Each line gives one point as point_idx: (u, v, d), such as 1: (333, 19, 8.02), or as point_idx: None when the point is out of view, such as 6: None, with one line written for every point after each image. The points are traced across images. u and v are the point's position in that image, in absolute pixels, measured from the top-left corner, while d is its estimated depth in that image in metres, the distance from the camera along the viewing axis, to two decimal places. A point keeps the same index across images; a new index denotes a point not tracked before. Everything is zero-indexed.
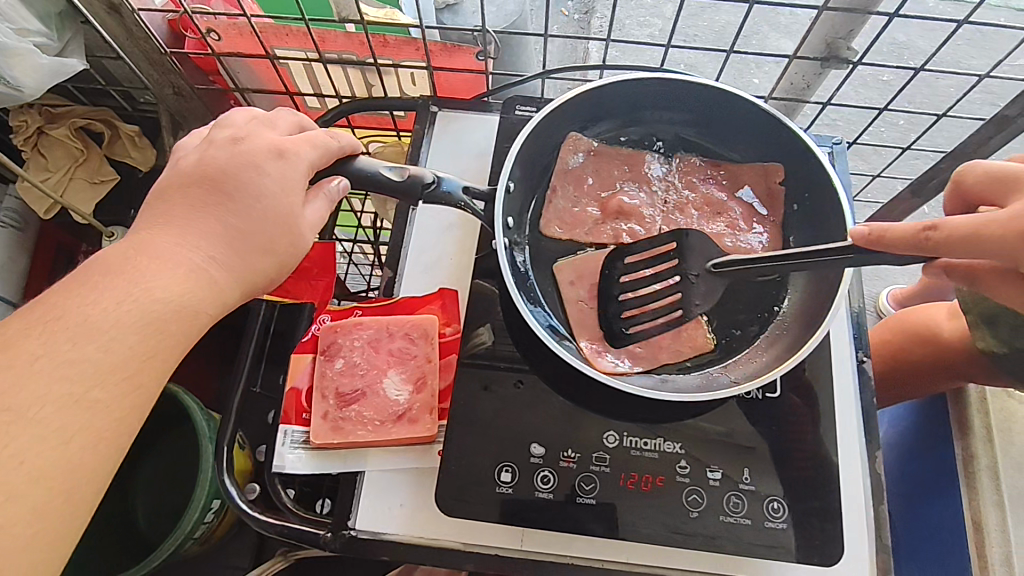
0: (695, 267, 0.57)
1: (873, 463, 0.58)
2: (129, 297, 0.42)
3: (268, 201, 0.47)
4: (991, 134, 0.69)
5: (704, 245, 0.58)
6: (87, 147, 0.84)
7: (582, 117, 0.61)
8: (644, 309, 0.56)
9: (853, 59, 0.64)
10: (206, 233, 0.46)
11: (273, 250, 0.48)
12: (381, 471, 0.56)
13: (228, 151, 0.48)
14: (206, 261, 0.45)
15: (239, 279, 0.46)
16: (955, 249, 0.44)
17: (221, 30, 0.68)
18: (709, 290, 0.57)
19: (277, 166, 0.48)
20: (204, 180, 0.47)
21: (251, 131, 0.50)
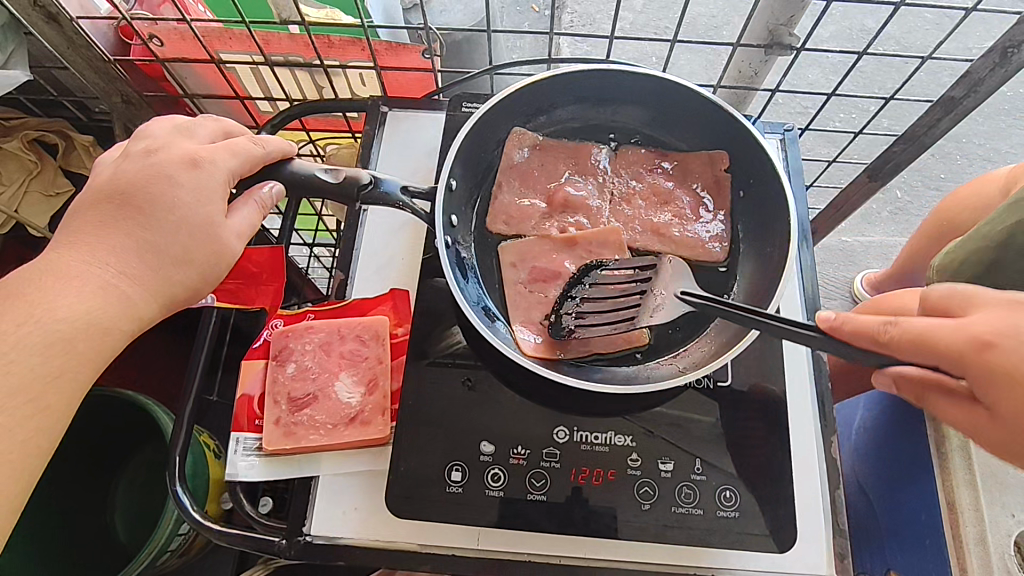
0: (661, 291, 0.58)
1: (828, 448, 0.57)
2: (31, 317, 0.43)
3: (181, 211, 0.48)
4: (941, 115, 0.70)
5: (675, 272, 0.59)
6: (41, 159, 0.82)
7: (525, 111, 0.64)
8: (596, 319, 0.56)
9: (795, 45, 0.66)
10: (118, 246, 0.46)
11: (193, 260, 0.48)
12: (334, 476, 0.56)
13: (139, 163, 0.49)
14: (116, 277, 0.46)
15: (155, 292, 0.47)
16: (906, 350, 0.45)
17: (163, 36, 0.68)
18: (667, 308, 0.58)
19: (190, 175, 0.49)
20: (113, 195, 0.48)
21: (167, 141, 0.50)
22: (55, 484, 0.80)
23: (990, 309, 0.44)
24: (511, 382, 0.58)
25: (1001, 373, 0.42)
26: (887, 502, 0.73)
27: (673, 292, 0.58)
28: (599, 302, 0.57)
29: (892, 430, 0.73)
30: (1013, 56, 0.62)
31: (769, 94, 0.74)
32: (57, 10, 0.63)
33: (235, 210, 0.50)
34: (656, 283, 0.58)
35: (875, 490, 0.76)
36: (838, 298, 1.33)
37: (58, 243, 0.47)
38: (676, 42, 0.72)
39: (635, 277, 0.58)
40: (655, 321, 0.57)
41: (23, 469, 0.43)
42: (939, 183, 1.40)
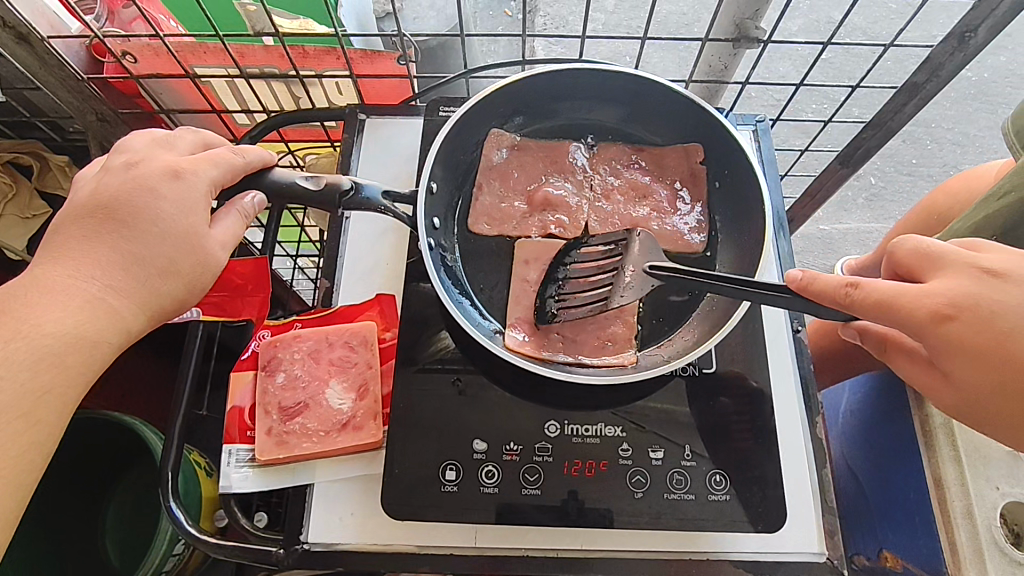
0: (631, 267, 0.58)
1: (814, 429, 0.59)
2: (19, 334, 0.43)
3: (166, 223, 0.48)
4: (906, 100, 0.72)
5: (647, 245, 0.58)
6: (16, 180, 0.81)
7: (502, 112, 0.65)
8: (573, 295, 0.58)
9: (763, 38, 0.68)
10: (102, 260, 0.46)
11: (179, 272, 0.48)
12: (329, 482, 0.56)
13: (120, 176, 0.49)
14: (102, 290, 0.46)
15: (142, 305, 0.47)
16: (869, 312, 0.47)
17: (136, 52, 0.68)
18: (637, 283, 0.57)
19: (173, 188, 0.49)
20: (95, 210, 0.47)
21: (147, 155, 0.50)
22: (44, 513, 0.79)
23: (950, 273, 0.47)
24: (500, 379, 0.59)
25: (954, 343, 0.46)
26: (876, 483, 0.75)
27: (641, 267, 0.57)
28: (574, 281, 0.58)
29: (880, 412, 0.75)
30: (970, 41, 0.64)
31: (741, 87, 0.75)
32: (27, 29, 0.63)
33: (218, 221, 0.51)
34: (629, 257, 0.58)
35: (864, 472, 0.77)
36: None
37: (42, 259, 0.47)
38: (646, 40, 0.74)
39: (606, 255, 0.59)
40: (628, 298, 0.57)
41: (17, 487, 0.42)
42: (912, 168, 1.43)
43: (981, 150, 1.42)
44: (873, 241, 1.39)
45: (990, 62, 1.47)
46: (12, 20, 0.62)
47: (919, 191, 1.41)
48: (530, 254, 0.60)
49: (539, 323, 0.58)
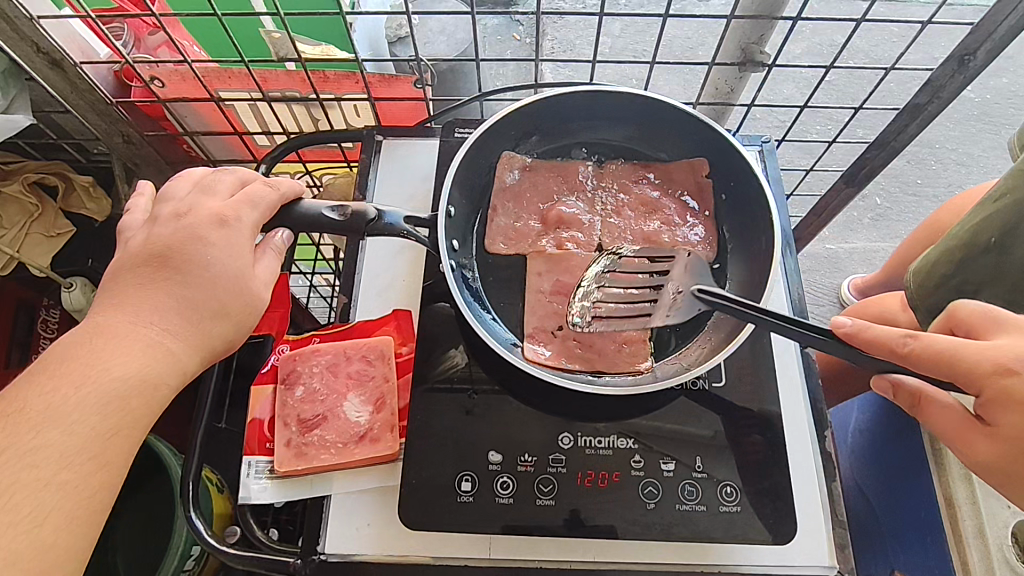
0: (674, 284, 0.59)
1: (823, 443, 0.59)
2: (88, 380, 0.44)
3: (218, 269, 0.50)
4: (908, 121, 0.74)
5: (692, 266, 0.60)
6: (42, 202, 0.83)
7: (513, 136, 0.66)
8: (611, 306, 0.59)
9: (767, 62, 0.70)
10: (160, 304, 0.48)
11: (228, 312, 0.50)
12: (345, 493, 0.57)
13: (171, 226, 0.51)
14: (160, 333, 0.48)
15: (194, 343, 0.49)
16: (927, 364, 0.47)
17: (164, 77, 0.71)
18: (684, 307, 0.58)
19: (220, 233, 0.51)
20: (150, 259, 0.50)
21: (192, 204, 0.52)
22: None
23: (1017, 333, 0.47)
24: (517, 392, 0.60)
25: (1010, 399, 0.45)
26: (885, 504, 0.76)
27: (686, 287, 0.59)
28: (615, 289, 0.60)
29: (887, 431, 0.77)
30: (969, 63, 0.66)
31: (747, 109, 0.78)
32: (61, 55, 0.66)
33: (258, 260, 0.53)
34: (671, 275, 0.60)
35: (873, 490, 0.79)
36: (826, 303, 1.37)
37: (98, 307, 0.48)
38: (656, 64, 0.76)
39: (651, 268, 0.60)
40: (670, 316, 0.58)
41: (77, 519, 0.42)
42: (917, 188, 1.45)
43: (984, 170, 1.44)
44: (879, 260, 1.40)
45: (991, 83, 1.51)
46: (48, 47, 0.65)
47: (923, 210, 1.43)
48: (547, 273, 0.62)
49: (559, 334, 0.59)
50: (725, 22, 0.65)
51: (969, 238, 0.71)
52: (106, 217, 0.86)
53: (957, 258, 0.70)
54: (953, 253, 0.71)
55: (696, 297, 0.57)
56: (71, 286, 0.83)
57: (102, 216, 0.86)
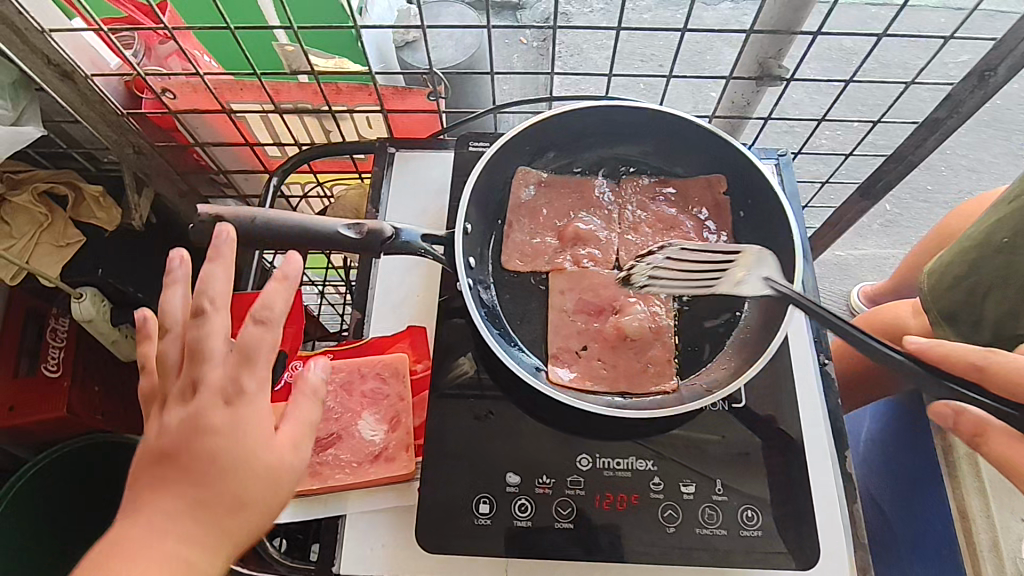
0: (742, 272, 0.59)
1: (843, 464, 0.59)
2: None
3: (232, 458, 0.42)
4: (927, 135, 0.73)
5: (761, 258, 0.59)
6: (51, 210, 0.82)
7: (529, 151, 0.66)
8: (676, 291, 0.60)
9: (785, 77, 0.69)
10: (172, 510, 0.41)
11: (249, 503, 0.42)
12: (360, 514, 0.57)
13: (181, 415, 0.44)
14: (174, 535, 0.41)
15: (214, 543, 0.41)
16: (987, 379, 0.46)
17: (175, 89, 0.70)
18: (749, 290, 0.58)
19: (227, 414, 0.43)
20: (160, 473, 0.42)
21: (196, 346, 0.45)
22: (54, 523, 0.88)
23: None
24: (534, 412, 0.59)
25: None
26: (899, 516, 0.77)
27: (754, 276, 0.58)
28: (682, 274, 0.61)
29: (901, 443, 0.77)
30: (990, 79, 0.66)
31: (763, 122, 0.77)
32: (72, 68, 0.66)
33: (288, 414, 0.45)
34: (739, 264, 0.59)
35: (888, 503, 0.80)
36: (836, 311, 1.36)
37: (119, 511, 0.42)
38: (672, 77, 0.75)
39: (717, 258, 0.60)
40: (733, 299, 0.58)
41: None
42: (927, 195, 1.44)
43: (994, 176, 1.42)
44: (889, 267, 1.39)
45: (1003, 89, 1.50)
46: (58, 59, 0.65)
47: (934, 217, 1.42)
48: (567, 291, 0.61)
49: (580, 355, 0.59)
50: (744, 36, 0.65)
51: (983, 237, 0.70)
52: (115, 226, 0.85)
53: (973, 257, 0.69)
54: (971, 252, 0.70)
55: (764, 284, 0.56)
56: (81, 298, 0.84)
57: (111, 224, 0.85)
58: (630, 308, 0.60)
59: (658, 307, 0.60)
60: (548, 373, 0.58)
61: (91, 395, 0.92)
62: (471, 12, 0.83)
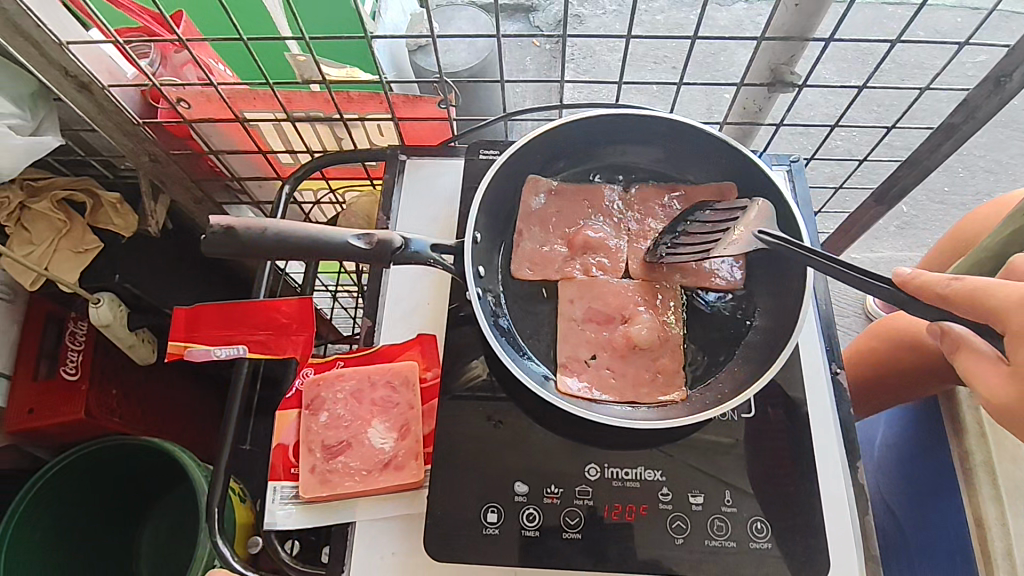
0: (742, 227, 0.58)
1: (855, 475, 0.58)
2: None
3: None
4: (943, 140, 0.72)
5: (763, 213, 0.59)
6: (70, 217, 0.82)
7: (539, 159, 0.66)
8: (687, 245, 0.61)
9: (796, 83, 0.69)
10: None
11: None
12: (370, 521, 0.57)
13: None
14: None
15: None
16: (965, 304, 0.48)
17: (190, 99, 0.71)
18: (740, 241, 0.58)
19: None
20: None
21: None
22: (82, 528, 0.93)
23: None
24: (543, 420, 0.59)
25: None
26: (912, 519, 0.78)
27: (751, 228, 0.58)
28: (696, 233, 0.61)
29: (916, 448, 0.78)
30: (1006, 85, 0.64)
31: (775, 128, 0.76)
32: (89, 79, 0.68)
33: None
34: (744, 220, 0.59)
35: (900, 507, 0.80)
36: (852, 315, 1.35)
37: None
38: (682, 83, 0.74)
39: (728, 215, 0.60)
40: (728, 251, 0.57)
41: None
42: (944, 196, 1.42)
43: (1013, 177, 1.40)
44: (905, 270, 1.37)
45: None
46: (76, 70, 0.67)
47: (951, 219, 1.40)
48: (577, 300, 0.61)
49: (589, 364, 0.58)
50: (755, 42, 0.64)
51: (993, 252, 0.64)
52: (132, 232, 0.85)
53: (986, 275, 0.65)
54: (985, 265, 0.65)
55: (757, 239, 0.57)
56: (99, 303, 0.84)
57: (129, 230, 0.85)
58: (639, 318, 0.60)
59: (667, 316, 0.60)
60: (558, 385, 0.58)
61: (108, 399, 0.92)
62: (481, 17, 0.83)
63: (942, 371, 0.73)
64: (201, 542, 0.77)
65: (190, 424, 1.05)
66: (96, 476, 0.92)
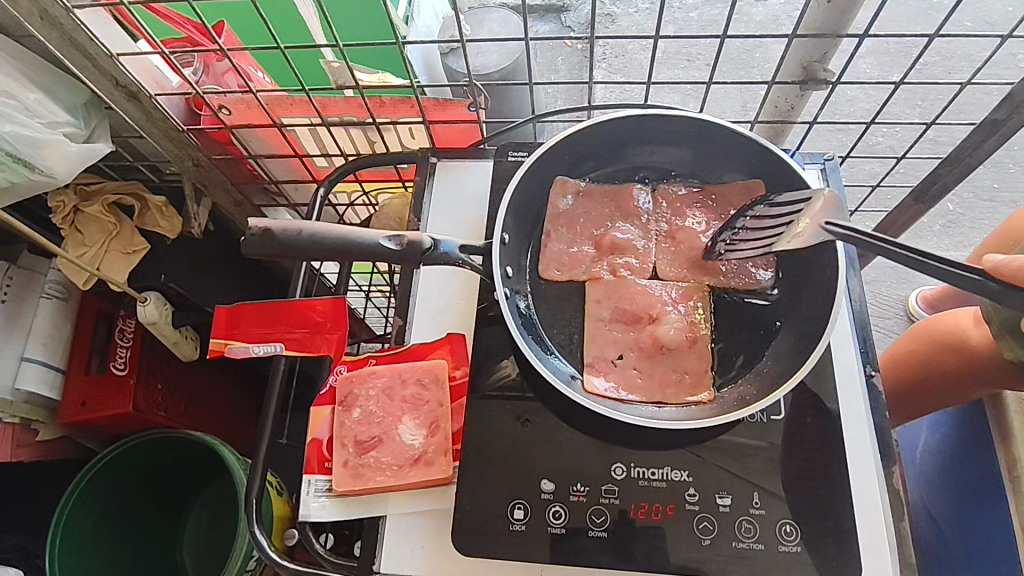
0: (806, 219, 0.54)
1: (889, 480, 0.57)
2: None
3: None
4: (986, 137, 0.70)
5: (829, 204, 0.54)
6: (120, 220, 0.86)
7: (567, 161, 0.66)
8: (745, 242, 0.59)
9: (831, 80, 0.68)
10: None
11: None
12: (400, 516, 0.58)
13: None
14: None
15: None
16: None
17: (230, 106, 0.74)
18: (806, 234, 0.53)
19: None
20: None
21: None
22: (133, 515, 0.98)
23: None
24: (570, 419, 0.60)
25: None
26: (954, 529, 0.77)
27: (817, 220, 0.53)
28: (754, 230, 0.59)
29: (961, 453, 0.76)
30: None
31: (809, 126, 0.75)
32: (137, 88, 0.72)
33: None
34: (806, 213, 0.55)
35: (943, 517, 0.79)
36: (893, 317, 1.31)
37: None
38: (713, 83, 0.74)
39: (785, 212, 0.57)
40: (791, 246, 0.54)
41: None
42: (992, 194, 1.37)
43: None
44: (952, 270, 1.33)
45: None
46: (125, 81, 0.71)
47: (1001, 216, 1.34)
48: (604, 301, 0.61)
49: (617, 364, 0.59)
50: (787, 39, 0.64)
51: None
52: (177, 235, 0.88)
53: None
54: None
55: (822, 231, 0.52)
56: (145, 302, 0.88)
57: (173, 233, 0.88)
58: (667, 318, 0.60)
59: (694, 316, 0.60)
60: (584, 384, 0.58)
61: (154, 393, 0.96)
62: (512, 18, 0.83)
63: (996, 377, 0.70)
64: (239, 534, 0.80)
65: (231, 419, 1.10)
66: (140, 469, 0.96)
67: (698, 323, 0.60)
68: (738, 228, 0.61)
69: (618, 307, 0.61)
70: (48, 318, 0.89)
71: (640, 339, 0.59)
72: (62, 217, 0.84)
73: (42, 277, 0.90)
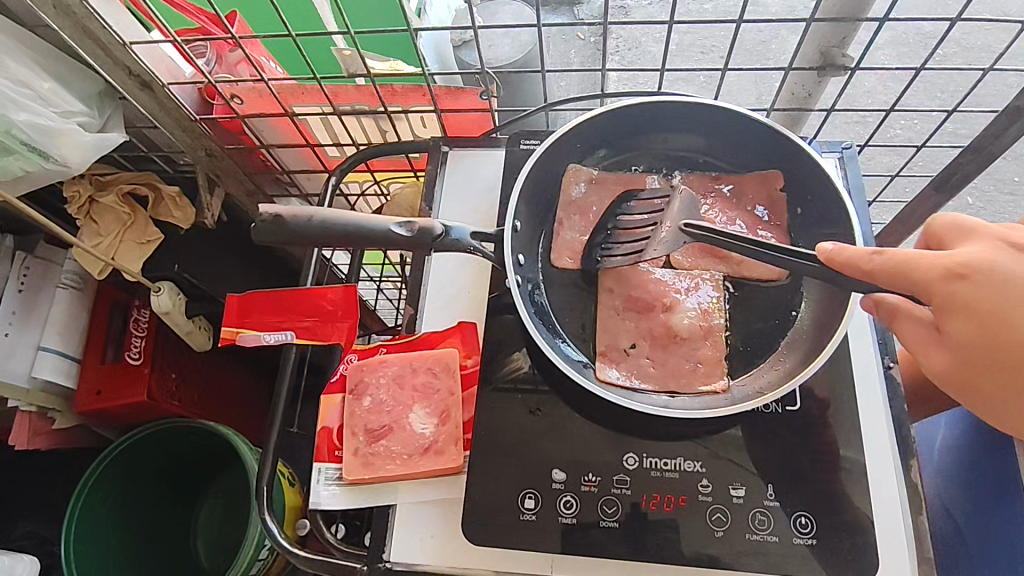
0: (668, 221, 0.61)
1: (908, 474, 0.56)
2: None
3: None
4: (1009, 124, 0.69)
5: (685, 202, 0.62)
6: (134, 210, 0.87)
7: (580, 148, 0.66)
8: (623, 244, 0.62)
9: (849, 66, 0.67)
10: None
11: None
12: (410, 505, 0.58)
13: None
14: None
15: None
16: (888, 278, 0.49)
17: (243, 95, 0.75)
18: (671, 239, 0.60)
19: None
20: None
21: None
22: (147, 502, 0.99)
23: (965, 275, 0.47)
24: (581, 409, 0.59)
25: (960, 303, 0.47)
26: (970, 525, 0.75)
27: (677, 223, 0.60)
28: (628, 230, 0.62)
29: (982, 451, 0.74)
30: None
31: (825, 114, 0.74)
32: (150, 77, 0.72)
33: None
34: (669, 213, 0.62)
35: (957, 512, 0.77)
36: None
37: None
38: (728, 69, 0.73)
39: (653, 209, 0.63)
40: (659, 251, 0.60)
41: None
42: (1014, 187, 1.34)
43: None
44: None
45: None
46: (139, 70, 0.71)
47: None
48: (616, 289, 0.60)
49: (629, 354, 0.58)
50: (804, 25, 0.62)
51: None
52: (190, 225, 0.89)
53: None
54: None
55: (684, 232, 0.59)
56: (160, 291, 0.89)
57: (186, 223, 0.89)
58: (681, 307, 0.59)
59: (708, 305, 0.59)
60: (598, 374, 0.57)
61: (168, 382, 0.97)
62: (524, 9, 0.83)
63: None
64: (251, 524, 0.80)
65: (244, 409, 1.11)
66: (153, 458, 0.96)
67: (713, 312, 0.59)
68: (606, 229, 0.63)
69: (630, 296, 0.60)
70: (64, 307, 0.90)
71: (653, 328, 0.58)
72: (77, 207, 0.85)
73: (59, 267, 0.91)
